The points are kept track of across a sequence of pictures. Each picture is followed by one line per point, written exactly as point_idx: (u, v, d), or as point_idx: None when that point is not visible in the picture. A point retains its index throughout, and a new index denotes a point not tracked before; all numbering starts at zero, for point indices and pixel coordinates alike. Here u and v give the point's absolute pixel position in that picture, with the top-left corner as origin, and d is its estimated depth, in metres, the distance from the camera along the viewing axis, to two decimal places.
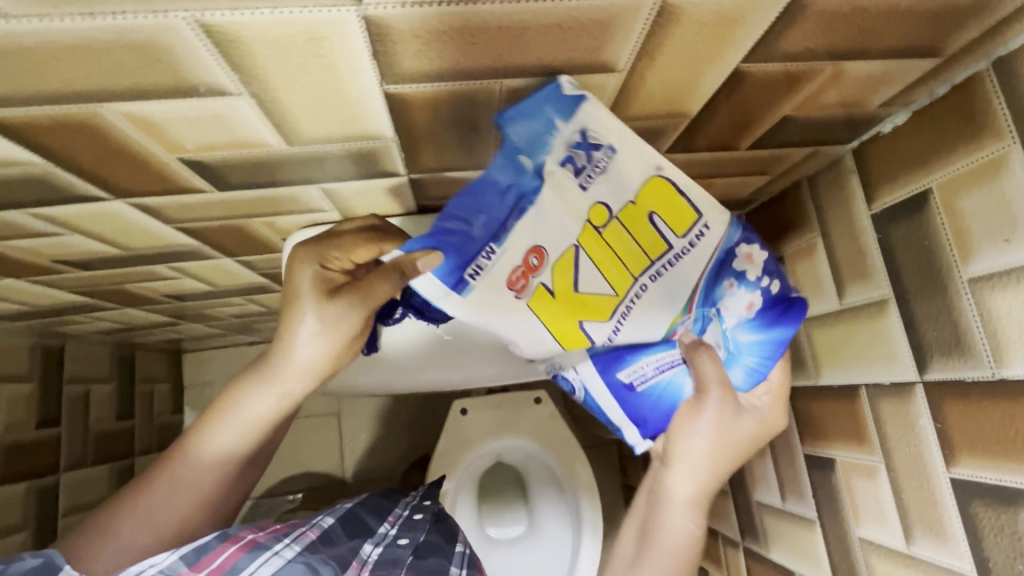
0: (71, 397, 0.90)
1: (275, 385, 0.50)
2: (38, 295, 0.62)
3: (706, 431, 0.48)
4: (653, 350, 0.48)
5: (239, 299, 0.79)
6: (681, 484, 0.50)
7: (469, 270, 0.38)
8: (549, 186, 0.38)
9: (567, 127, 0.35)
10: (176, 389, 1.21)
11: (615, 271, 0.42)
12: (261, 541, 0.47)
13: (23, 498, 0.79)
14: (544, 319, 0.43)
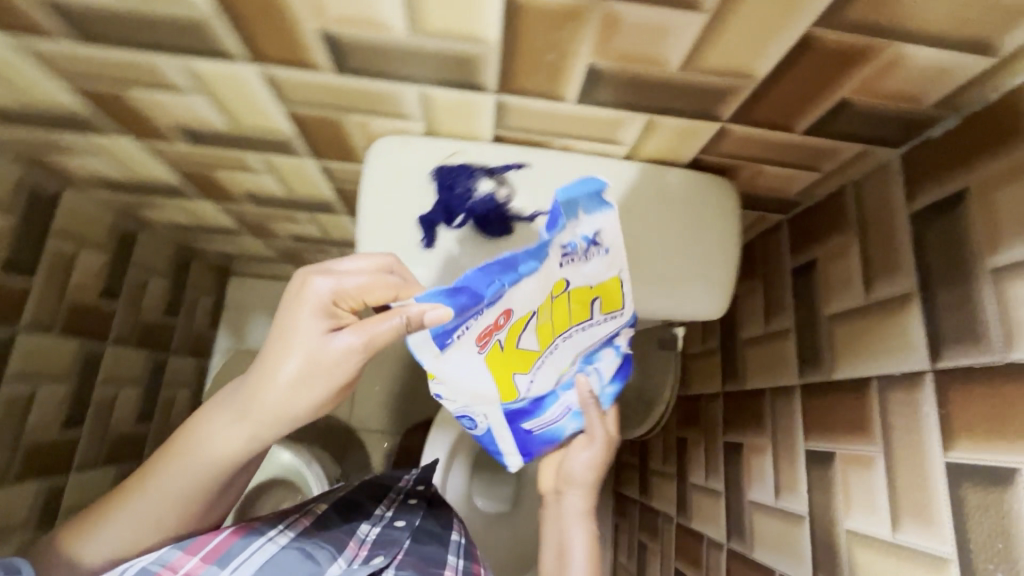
0: (132, 280, 0.98)
1: (243, 426, 0.52)
2: (142, 163, 0.70)
3: (587, 454, 0.65)
4: (550, 402, 0.58)
5: (303, 216, 0.86)
6: (577, 501, 0.66)
7: (457, 331, 0.45)
8: (547, 263, 0.46)
9: (585, 222, 0.46)
10: (217, 306, 1.29)
11: (545, 333, 0.51)
12: (255, 527, 0.57)
13: (74, 354, 0.87)
14: (489, 367, 0.50)
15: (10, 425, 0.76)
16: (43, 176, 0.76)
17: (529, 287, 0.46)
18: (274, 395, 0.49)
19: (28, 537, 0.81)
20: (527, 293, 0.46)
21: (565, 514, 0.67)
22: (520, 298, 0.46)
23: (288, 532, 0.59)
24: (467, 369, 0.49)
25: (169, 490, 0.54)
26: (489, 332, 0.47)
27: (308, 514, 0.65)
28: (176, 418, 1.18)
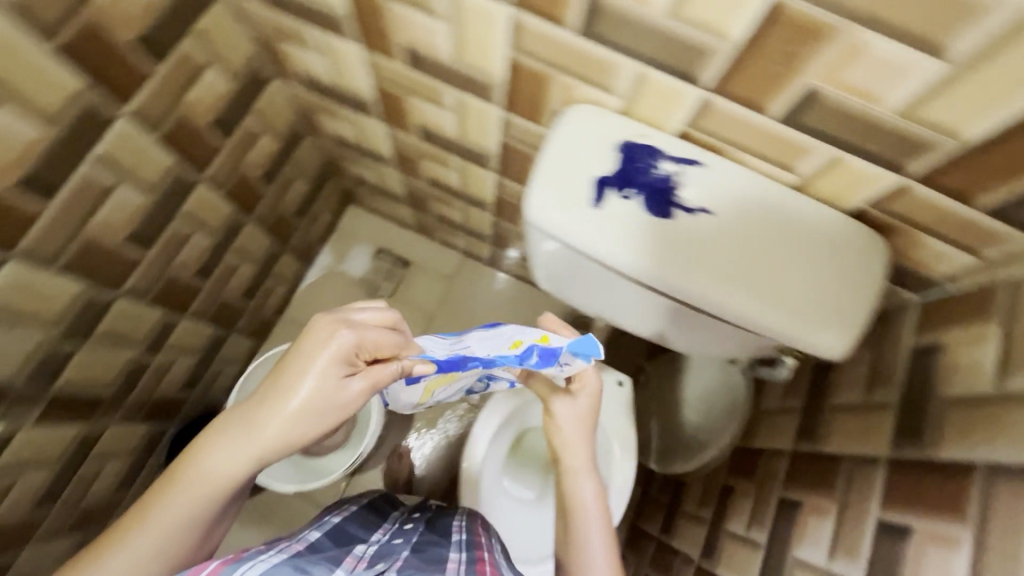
0: (286, 175, 1.09)
1: (244, 455, 0.53)
2: (354, 72, 0.80)
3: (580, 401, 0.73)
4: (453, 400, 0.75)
5: (455, 163, 0.94)
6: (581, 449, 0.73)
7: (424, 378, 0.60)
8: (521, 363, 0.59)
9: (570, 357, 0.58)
10: (331, 225, 1.40)
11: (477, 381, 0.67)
12: (244, 556, 0.53)
13: (227, 219, 0.98)
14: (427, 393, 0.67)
15: (166, 256, 0.86)
16: (265, 60, 0.87)
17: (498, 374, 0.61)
18: (280, 430, 0.53)
19: (138, 356, 0.92)
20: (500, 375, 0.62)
21: (573, 470, 0.72)
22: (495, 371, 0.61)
23: (279, 553, 0.57)
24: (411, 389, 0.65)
25: (169, 522, 0.53)
26: (441, 386, 0.64)
27: (300, 543, 0.64)
28: (265, 309, 1.28)
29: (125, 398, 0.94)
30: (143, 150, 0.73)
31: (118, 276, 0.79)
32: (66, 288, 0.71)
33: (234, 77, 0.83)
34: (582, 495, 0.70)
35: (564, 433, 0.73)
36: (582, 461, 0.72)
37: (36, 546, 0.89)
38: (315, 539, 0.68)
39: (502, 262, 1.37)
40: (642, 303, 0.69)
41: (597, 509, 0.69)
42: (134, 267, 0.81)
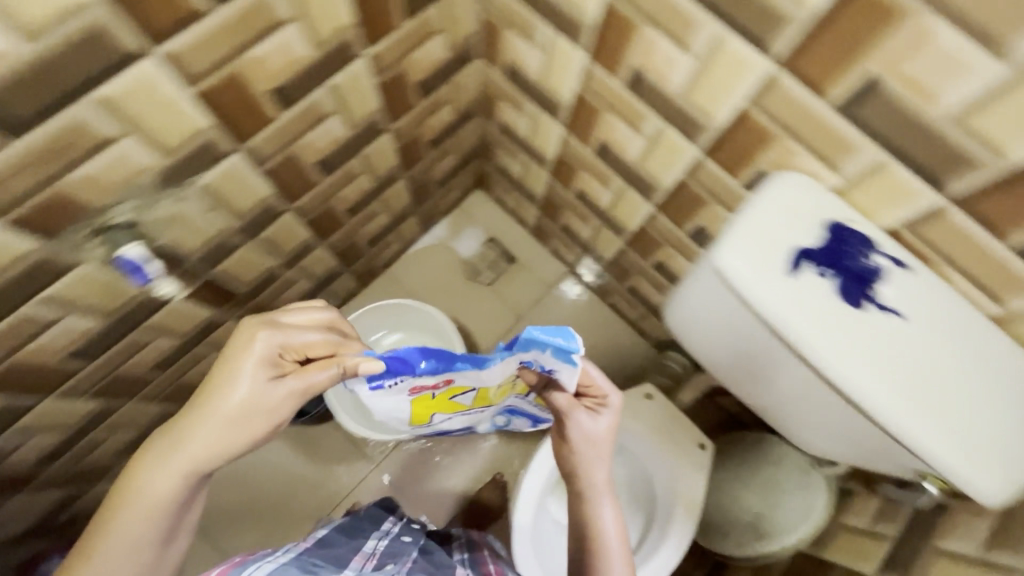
0: (445, 146, 1.14)
1: (178, 468, 0.61)
2: (564, 75, 0.83)
3: (594, 427, 0.75)
4: (461, 416, 0.83)
5: (615, 185, 0.96)
6: (600, 473, 0.78)
7: (389, 382, 0.61)
8: (506, 366, 0.62)
9: (546, 354, 0.59)
10: (456, 202, 1.45)
11: (478, 398, 0.73)
12: (254, 558, 0.62)
13: (390, 170, 1.03)
14: (414, 402, 0.70)
15: (334, 187, 0.92)
16: (479, 39, 0.92)
17: (476, 376, 0.63)
18: (216, 435, 0.61)
19: (277, 267, 0.98)
20: (474, 379, 0.64)
21: (592, 497, 0.78)
22: (462, 375, 0.62)
23: (289, 552, 0.65)
24: (394, 402, 0.69)
25: (120, 542, 0.60)
26: (435, 391, 0.67)
27: (311, 540, 0.74)
28: (377, 261, 1.33)
29: (251, 300, 1.00)
30: (363, 89, 0.78)
31: (297, 193, 0.85)
32: (261, 191, 0.77)
33: (450, 47, 0.88)
34: (602, 518, 0.78)
35: (581, 455, 0.77)
36: (599, 485, 0.78)
37: (136, 405, 0.96)
38: (324, 534, 0.78)
39: (606, 287, 1.37)
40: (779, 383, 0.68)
41: (614, 533, 0.77)
42: (311, 188, 0.87)
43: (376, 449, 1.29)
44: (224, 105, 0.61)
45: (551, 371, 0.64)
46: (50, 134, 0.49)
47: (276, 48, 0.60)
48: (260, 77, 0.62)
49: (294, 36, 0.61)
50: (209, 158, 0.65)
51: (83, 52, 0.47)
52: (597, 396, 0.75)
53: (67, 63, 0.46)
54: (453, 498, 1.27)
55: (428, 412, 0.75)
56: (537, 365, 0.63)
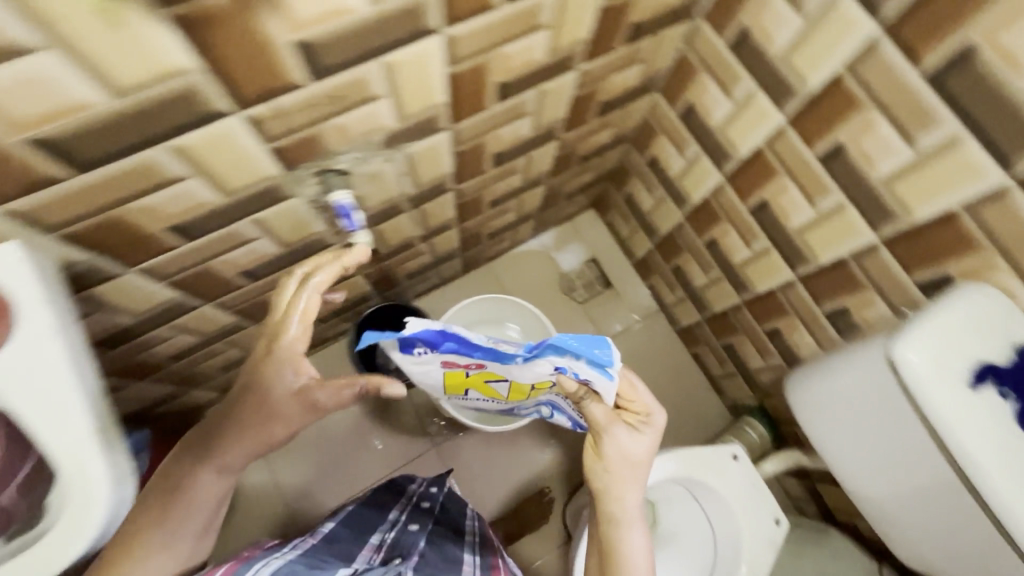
0: (589, 163, 1.17)
1: (219, 464, 0.69)
2: (748, 130, 0.85)
3: (634, 447, 0.77)
4: (488, 402, 0.86)
5: (757, 245, 0.97)
6: (631, 495, 0.80)
7: (416, 349, 0.70)
8: (539, 365, 0.65)
9: (576, 360, 0.64)
10: (569, 216, 1.48)
11: (515, 391, 0.76)
12: (257, 557, 0.67)
13: (540, 175, 1.07)
14: (449, 375, 0.76)
15: (493, 179, 0.97)
16: (666, 74, 0.95)
17: (501, 368, 0.69)
18: (244, 440, 0.69)
19: (416, 238, 1.03)
20: (497, 368, 0.70)
21: (622, 520, 0.80)
22: (488, 364, 0.69)
23: (290, 552, 0.70)
24: (430, 370, 0.76)
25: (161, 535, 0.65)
26: (467, 370, 0.73)
27: (321, 535, 0.81)
28: (485, 254, 1.37)
29: (383, 260, 1.04)
30: (560, 97, 0.82)
31: (467, 176, 0.89)
32: (444, 167, 0.82)
33: (641, 75, 0.91)
34: (630, 544, 0.80)
35: (615, 474, 0.79)
36: (631, 509, 0.80)
37: (256, 329, 1.01)
38: (332, 528, 0.85)
39: (694, 336, 1.38)
40: (905, 475, 0.71)
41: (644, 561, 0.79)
42: (479, 176, 0.92)
43: (438, 432, 1.32)
44: (462, 90, 0.66)
45: (583, 380, 0.68)
46: (341, 83, 0.53)
47: (522, 49, 0.65)
48: (500, 71, 0.67)
49: (539, 40, 0.66)
50: (428, 131, 0.70)
51: (398, 26, 0.51)
52: (636, 414, 0.78)
53: (389, 26, 0.50)
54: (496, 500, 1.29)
55: (461, 385, 0.80)
56: (569, 375, 0.67)
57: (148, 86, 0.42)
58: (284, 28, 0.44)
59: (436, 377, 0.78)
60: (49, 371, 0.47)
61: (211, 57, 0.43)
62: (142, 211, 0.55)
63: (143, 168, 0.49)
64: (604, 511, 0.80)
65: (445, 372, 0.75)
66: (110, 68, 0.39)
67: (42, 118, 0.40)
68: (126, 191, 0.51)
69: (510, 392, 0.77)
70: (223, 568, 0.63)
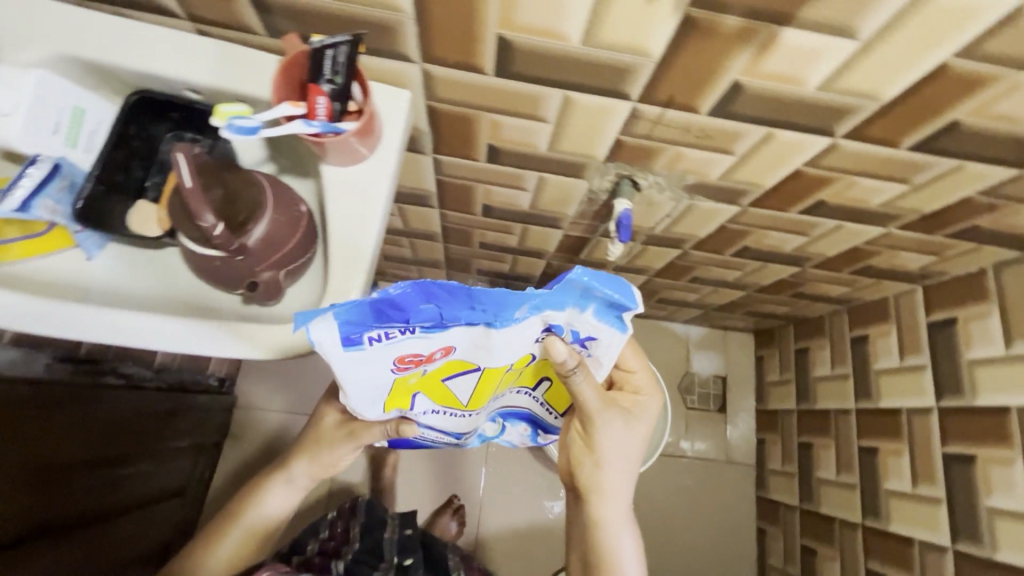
0: (797, 300, 1.12)
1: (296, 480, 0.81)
2: (1005, 385, 0.78)
3: (628, 432, 0.64)
4: (435, 430, 0.64)
5: (925, 491, 0.89)
6: (620, 489, 0.67)
7: (370, 336, 0.44)
8: (537, 320, 0.47)
9: (580, 315, 0.47)
10: (728, 327, 1.43)
11: (483, 387, 0.56)
12: None
13: (753, 283, 1.05)
14: (398, 379, 0.51)
15: (719, 265, 0.96)
16: (947, 278, 0.89)
17: (482, 345, 0.47)
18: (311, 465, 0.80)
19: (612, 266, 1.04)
20: (478, 352, 0.49)
21: (614, 522, 0.67)
22: (463, 340, 0.48)
23: None
24: (374, 375, 0.50)
25: (250, 525, 0.78)
26: (429, 363, 0.50)
27: None
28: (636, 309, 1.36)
29: (572, 263, 1.07)
30: (845, 240, 0.80)
31: (707, 249, 0.89)
32: (700, 233, 0.83)
33: (925, 265, 0.86)
34: (620, 542, 0.67)
35: (608, 469, 0.65)
36: (619, 503, 0.67)
37: (438, 246, 1.08)
38: None
39: (773, 515, 1.29)
40: None
41: (635, 565, 0.67)
42: (714, 255, 0.92)
43: None
44: (791, 189, 0.67)
45: (583, 342, 0.52)
46: (722, 126, 0.55)
47: (872, 187, 0.65)
48: (834, 193, 0.66)
49: (889, 189, 0.65)
50: (728, 199, 0.71)
51: (816, 115, 0.52)
52: (632, 397, 0.65)
53: (806, 111, 0.51)
54: (516, 496, 1.30)
55: (407, 394, 0.55)
56: (567, 335, 0.51)
57: (610, 49, 0.46)
58: (741, 67, 0.47)
59: (370, 387, 0.51)
60: (365, 182, 0.53)
61: (670, 57, 0.46)
62: (491, 124, 0.60)
63: (534, 97, 0.54)
64: (588, 508, 0.66)
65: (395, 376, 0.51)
66: (609, 25, 0.43)
67: (527, 30, 0.45)
68: (499, 103, 0.56)
69: (476, 394, 0.57)
70: None
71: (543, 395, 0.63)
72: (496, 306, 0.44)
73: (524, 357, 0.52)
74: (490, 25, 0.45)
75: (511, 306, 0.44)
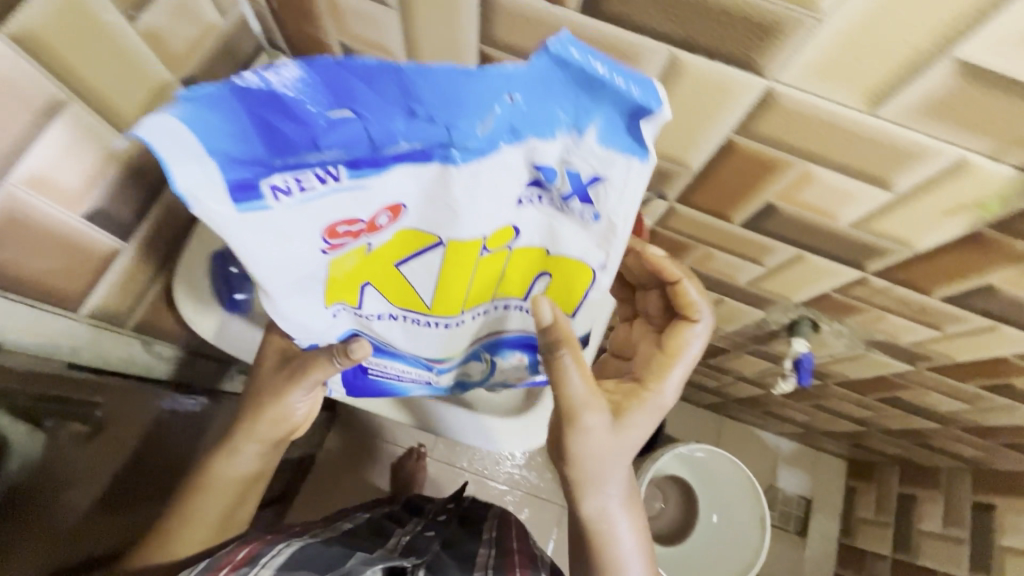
0: (919, 448, 1.08)
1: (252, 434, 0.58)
2: None
3: (614, 437, 0.51)
4: (404, 359, 0.51)
5: None
6: (615, 474, 0.53)
7: (271, 181, 0.32)
8: (512, 153, 0.34)
9: (571, 138, 0.34)
10: (822, 449, 1.38)
11: (451, 277, 0.42)
12: (266, 541, 0.55)
13: (882, 425, 1.02)
14: (337, 264, 0.40)
15: (855, 403, 0.94)
16: None
17: (440, 191, 0.35)
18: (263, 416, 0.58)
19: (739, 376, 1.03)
20: (439, 215, 0.37)
21: (608, 506, 0.54)
22: (415, 193, 0.36)
23: (297, 541, 0.56)
24: (299, 253, 0.38)
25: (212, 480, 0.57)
26: (367, 236, 0.38)
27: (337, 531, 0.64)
28: (734, 413, 1.33)
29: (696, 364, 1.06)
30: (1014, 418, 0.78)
31: (852, 388, 0.88)
32: (855, 375, 0.81)
33: None
34: (618, 529, 0.55)
35: (582, 464, 0.51)
36: (608, 492, 0.53)
37: None
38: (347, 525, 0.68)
39: None
40: None
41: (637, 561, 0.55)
42: (856, 395, 0.90)
43: None
44: (983, 369, 0.66)
45: (587, 193, 0.37)
46: (947, 309, 0.56)
47: None
48: None
49: None
50: (909, 360, 0.70)
51: None
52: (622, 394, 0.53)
53: None
54: None
55: (354, 288, 0.43)
56: (564, 184, 0.37)
57: (876, 235, 0.48)
58: (1005, 278, 0.47)
59: (303, 271, 0.40)
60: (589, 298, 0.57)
61: (936, 253, 0.48)
62: (703, 253, 0.63)
63: (765, 247, 0.57)
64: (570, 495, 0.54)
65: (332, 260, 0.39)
66: (893, 218, 0.45)
67: (803, 203, 0.47)
68: (724, 242, 0.59)
69: (440, 287, 0.43)
70: (237, 556, 0.50)
71: (541, 302, 0.47)
72: (446, 114, 0.31)
73: (505, 231, 0.40)
74: (767, 192, 0.48)
75: (469, 116, 0.31)
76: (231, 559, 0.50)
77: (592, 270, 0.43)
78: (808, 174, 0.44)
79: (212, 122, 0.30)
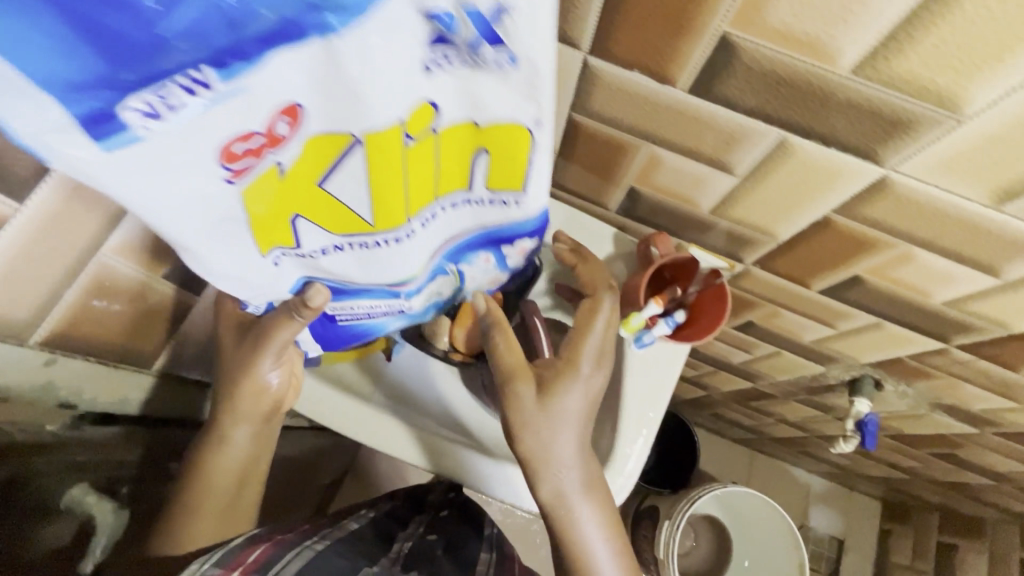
0: (965, 499, 1.05)
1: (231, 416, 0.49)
2: None
3: (549, 407, 0.44)
4: (369, 295, 0.43)
5: None
6: (566, 450, 0.45)
7: (137, 103, 0.22)
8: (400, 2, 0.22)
9: None
10: (856, 489, 1.35)
11: (389, 192, 0.32)
12: (288, 539, 0.47)
13: (930, 476, 0.99)
14: (253, 196, 0.30)
15: (905, 454, 0.91)
16: None
17: (330, 69, 0.23)
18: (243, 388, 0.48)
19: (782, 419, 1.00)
20: (343, 103, 0.26)
21: (567, 493, 0.45)
22: (306, 82, 0.24)
23: (319, 538, 0.50)
24: (195, 188, 0.27)
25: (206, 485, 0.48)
26: (272, 152, 0.27)
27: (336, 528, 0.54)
28: (767, 448, 1.30)
29: (737, 404, 1.04)
30: None
31: (906, 441, 0.85)
32: (913, 431, 0.79)
33: None
34: (583, 521, 0.45)
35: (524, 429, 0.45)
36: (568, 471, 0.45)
37: None
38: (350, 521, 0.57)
39: None
40: None
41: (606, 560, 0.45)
42: (908, 449, 0.87)
43: None
44: None
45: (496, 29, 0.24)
46: None
47: None
48: None
49: None
50: (975, 424, 0.68)
51: None
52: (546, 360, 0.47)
53: None
54: None
55: (283, 223, 0.33)
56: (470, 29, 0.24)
57: (971, 314, 0.46)
58: None
59: (213, 214, 0.30)
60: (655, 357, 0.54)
61: None
62: (770, 310, 0.61)
63: (841, 313, 0.55)
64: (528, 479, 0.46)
65: (244, 189, 0.29)
66: (993, 301, 0.44)
67: (894, 279, 0.46)
68: (796, 304, 0.57)
69: (376, 197, 0.32)
70: (250, 556, 0.42)
71: (488, 189, 0.35)
72: None
73: (421, 109, 0.28)
74: (857, 267, 0.46)
75: None
76: (241, 558, 0.42)
77: (527, 131, 0.30)
78: (907, 255, 0.42)
79: (20, 38, 0.18)
